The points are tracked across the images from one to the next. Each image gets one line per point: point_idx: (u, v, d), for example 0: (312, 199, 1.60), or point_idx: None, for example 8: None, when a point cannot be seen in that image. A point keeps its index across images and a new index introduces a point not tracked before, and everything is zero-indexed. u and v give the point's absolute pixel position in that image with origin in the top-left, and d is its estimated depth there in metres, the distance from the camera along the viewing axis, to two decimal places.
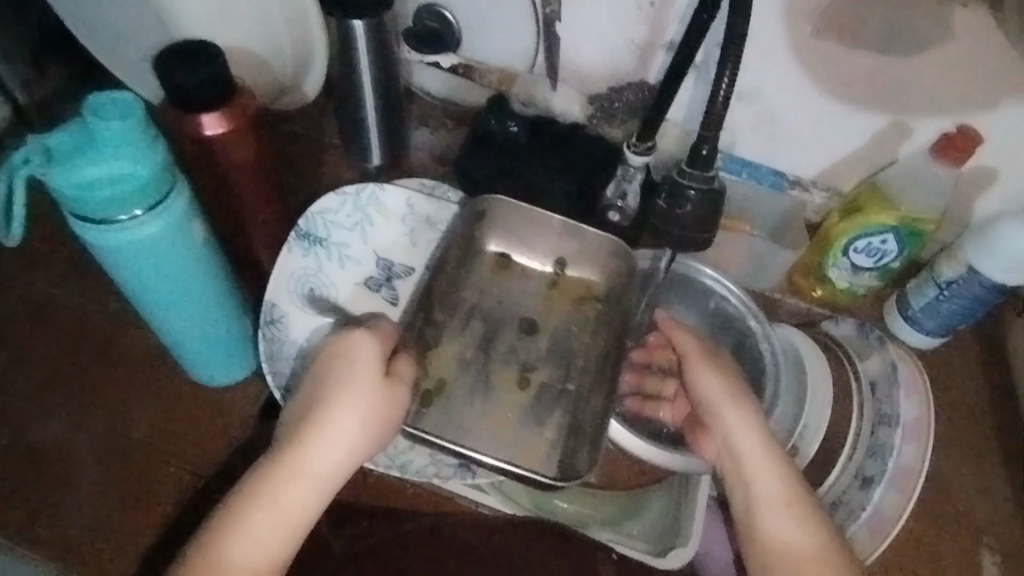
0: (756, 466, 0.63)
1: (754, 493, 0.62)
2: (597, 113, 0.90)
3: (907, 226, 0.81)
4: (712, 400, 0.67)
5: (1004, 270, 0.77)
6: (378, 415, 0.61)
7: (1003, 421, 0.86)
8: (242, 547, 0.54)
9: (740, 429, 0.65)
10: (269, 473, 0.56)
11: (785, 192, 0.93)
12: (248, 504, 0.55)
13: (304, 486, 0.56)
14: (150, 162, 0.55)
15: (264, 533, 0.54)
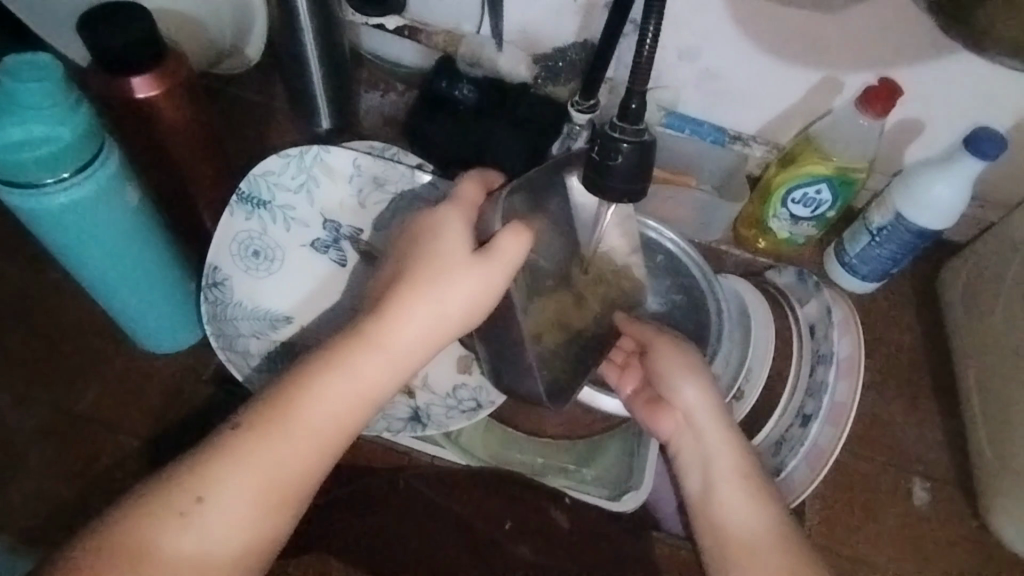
0: (710, 436, 0.65)
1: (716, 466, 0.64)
2: (541, 73, 0.91)
3: (840, 176, 0.85)
4: (667, 374, 0.68)
5: (925, 214, 0.82)
6: (476, 289, 0.58)
7: (933, 358, 0.91)
8: (313, 413, 0.54)
9: (693, 406, 0.67)
10: (342, 345, 0.56)
11: (727, 147, 0.95)
12: (327, 372, 0.55)
13: (379, 362, 0.57)
14: (71, 121, 0.55)
15: (335, 404, 0.55)
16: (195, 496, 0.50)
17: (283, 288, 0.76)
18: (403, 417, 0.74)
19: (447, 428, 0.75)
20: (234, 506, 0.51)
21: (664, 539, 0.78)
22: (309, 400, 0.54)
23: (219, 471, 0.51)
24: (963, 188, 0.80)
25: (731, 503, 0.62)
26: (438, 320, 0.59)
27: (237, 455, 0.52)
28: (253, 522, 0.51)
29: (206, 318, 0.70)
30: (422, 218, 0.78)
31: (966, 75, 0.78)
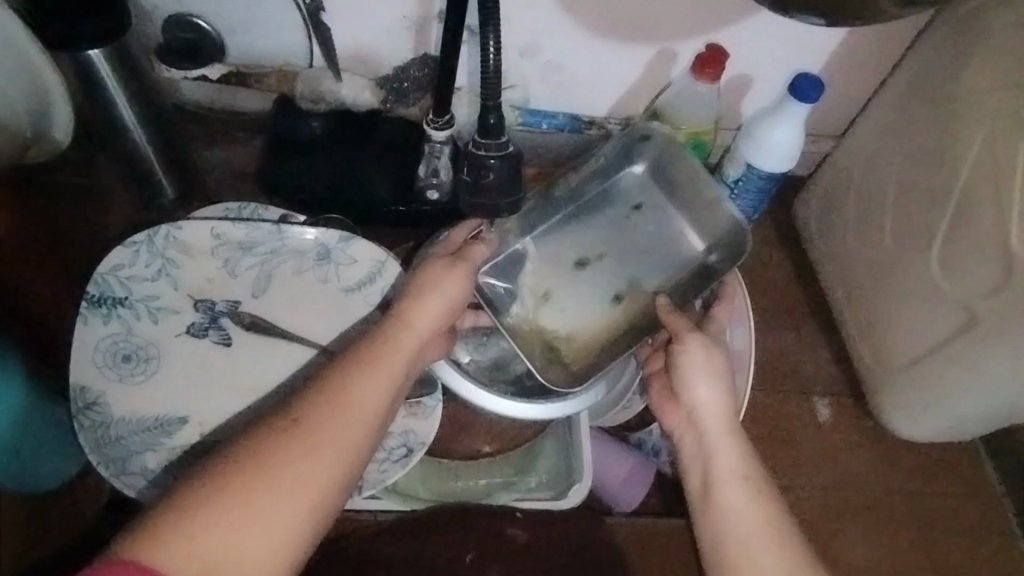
0: (713, 427, 0.63)
1: (719, 455, 0.61)
2: (389, 96, 0.89)
3: (691, 141, 0.89)
4: (685, 372, 0.65)
5: (771, 159, 0.87)
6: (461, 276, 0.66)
7: (807, 285, 0.99)
8: (374, 377, 0.56)
9: (707, 403, 0.64)
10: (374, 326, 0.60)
11: (584, 132, 0.99)
12: (376, 346, 0.59)
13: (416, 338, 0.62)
14: None
15: (390, 366, 0.58)
16: (285, 446, 0.50)
17: (165, 386, 0.68)
18: None
19: (385, 483, 0.73)
20: (320, 453, 0.50)
21: (617, 522, 0.79)
22: (372, 361, 0.57)
23: (304, 421, 0.52)
24: (796, 130, 0.86)
25: (731, 494, 0.59)
26: (455, 301, 0.66)
27: (318, 409, 0.52)
28: (333, 469, 0.50)
29: (86, 448, 0.64)
30: (302, 272, 0.74)
31: (780, 28, 0.85)
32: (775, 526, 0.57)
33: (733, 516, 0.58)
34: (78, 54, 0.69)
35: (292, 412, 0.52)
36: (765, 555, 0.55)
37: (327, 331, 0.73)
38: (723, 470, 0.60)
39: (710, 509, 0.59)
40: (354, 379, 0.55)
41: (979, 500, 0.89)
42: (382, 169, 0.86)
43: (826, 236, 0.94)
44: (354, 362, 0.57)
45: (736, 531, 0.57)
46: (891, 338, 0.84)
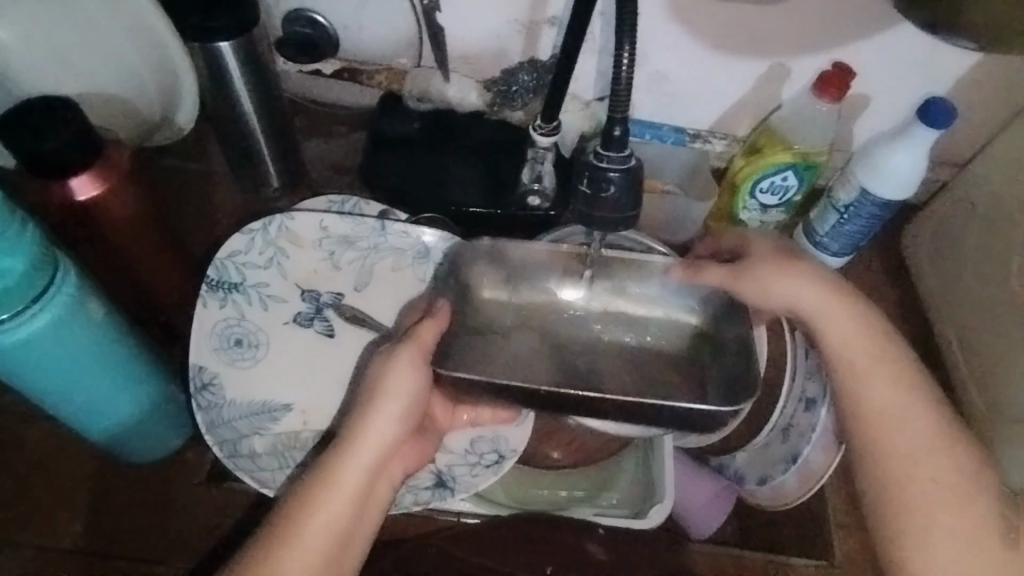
0: (880, 402, 0.59)
1: (883, 437, 0.58)
2: (496, 98, 0.89)
3: (803, 162, 0.86)
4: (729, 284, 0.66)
5: (888, 185, 0.83)
6: (419, 372, 0.61)
7: (914, 320, 0.94)
8: (310, 538, 0.53)
9: (856, 329, 0.62)
10: (326, 464, 0.56)
11: (687, 146, 0.96)
12: (314, 489, 0.55)
13: (360, 473, 0.57)
14: (21, 254, 0.52)
15: (330, 519, 0.54)
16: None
17: (274, 373, 0.70)
18: (429, 485, 0.72)
19: (477, 488, 0.72)
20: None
21: (699, 546, 0.79)
22: (328, 485, 0.55)
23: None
24: (919, 158, 0.82)
25: (920, 465, 0.57)
26: (400, 422, 0.60)
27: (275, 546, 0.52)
28: None
29: (201, 428, 0.66)
30: (400, 269, 0.75)
31: (910, 46, 0.80)
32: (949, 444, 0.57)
33: (906, 462, 0.57)
34: (210, 46, 0.72)
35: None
36: (928, 472, 0.56)
37: None
38: (909, 420, 0.58)
39: (867, 448, 0.59)
40: (313, 510, 0.54)
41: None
42: (481, 173, 0.86)
43: (939, 272, 0.90)
44: (280, 525, 0.53)
45: (916, 476, 0.56)
46: (1014, 385, 0.78)
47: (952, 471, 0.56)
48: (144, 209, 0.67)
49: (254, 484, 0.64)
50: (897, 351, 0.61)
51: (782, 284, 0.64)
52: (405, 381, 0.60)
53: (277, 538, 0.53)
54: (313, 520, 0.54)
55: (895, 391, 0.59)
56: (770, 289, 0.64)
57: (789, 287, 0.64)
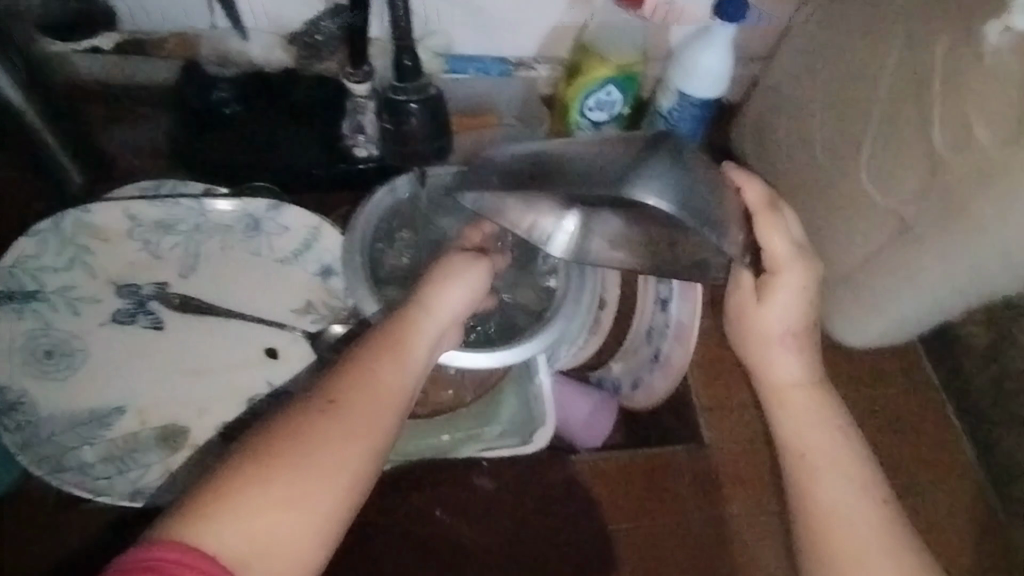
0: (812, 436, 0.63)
1: (810, 461, 0.62)
2: (302, 52, 0.83)
3: (621, 74, 0.88)
4: (765, 334, 0.66)
5: (702, 84, 0.87)
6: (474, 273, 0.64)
7: None
8: (374, 389, 0.53)
9: (791, 364, 0.66)
10: (386, 336, 0.57)
11: (514, 75, 0.95)
12: (380, 349, 0.56)
13: (419, 352, 0.58)
14: None
15: (391, 381, 0.54)
16: (275, 463, 0.47)
17: (102, 379, 0.65)
18: None
19: None
20: (326, 465, 0.48)
21: (582, 458, 0.79)
22: (391, 351, 0.56)
23: (340, 406, 0.51)
24: (725, 52, 0.86)
25: (822, 477, 0.61)
26: (449, 316, 0.61)
27: (341, 393, 0.51)
28: (346, 460, 0.49)
29: (15, 450, 0.61)
30: (229, 246, 0.72)
31: None
32: (889, 527, 0.58)
33: (832, 512, 0.59)
34: None
35: (327, 398, 0.51)
36: (858, 526, 0.58)
37: (260, 305, 0.71)
38: (827, 478, 0.61)
39: (799, 486, 0.61)
40: (376, 368, 0.54)
41: (939, 398, 0.89)
42: (305, 133, 0.82)
43: (761, 160, 0.96)
44: (379, 346, 0.56)
45: (837, 489, 0.60)
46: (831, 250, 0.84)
47: (877, 529, 0.58)
48: None
49: (86, 494, 0.60)
50: (811, 374, 0.66)
51: (749, 309, 0.67)
52: (463, 279, 0.62)
53: (341, 389, 0.52)
54: (374, 379, 0.53)
55: (826, 439, 0.63)
56: (762, 314, 0.66)
57: (781, 294, 0.65)
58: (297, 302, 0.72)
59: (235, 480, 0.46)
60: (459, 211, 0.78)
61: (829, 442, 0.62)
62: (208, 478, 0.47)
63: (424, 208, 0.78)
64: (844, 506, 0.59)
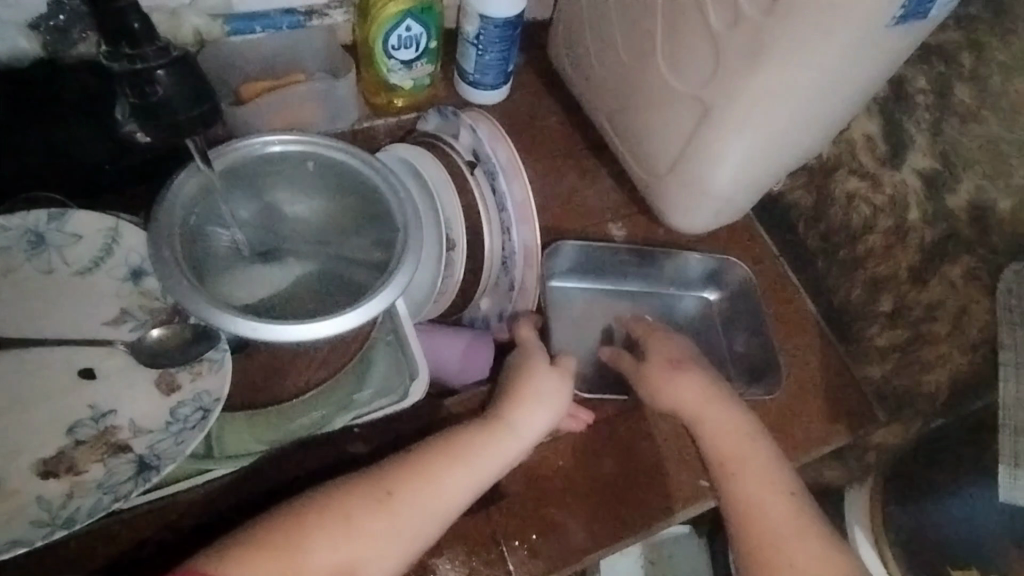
0: (719, 424, 0.71)
1: (732, 469, 0.68)
2: (52, 39, 0.75)
3: (416, 5, 0.85)
4: (651, 377, 0.76)
5: (501, 4, 0.85)
6: (559, 396, 0.72)
7: (578, 124, 1.00)
8: (430, 494, 0.62)
9: (691, 399, 0.73)
10: (464, 435, 0.67)
11: (307, 25, 0.90)
12: (453, 448, 0.65)
13: (495, 469, 0.66)
14: None
15: (447, 490, 0.63)
16: (308, 528, 0.59)
17: None
18: (131, 474, 0.60)
19: (186, 453, 0.60)
20: (342, 548, 0.59)
21: (455, 400, 0.79)
22: (462, 456, 0.65)
23: (388, 502, 0.61)
24: None
25: (759, 498, 0.66)
26: (535, 434, 0.70)
27: (396, 483, 0.62)
28: (361, 557, 0.59)
29: None
30: (12, 270, 0.66)
31: None
32: (794, 506, 0.65)
33: (757, 500, 0.66)
34: None
35: (381, 493, 0.61)
36: (783, 508, 0.65)
37: (65, 324, 0.65)
38: (753, 474, 0.67)
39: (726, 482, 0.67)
40: (441, 468, 0.64)
41: (776, 262, 0.96)
42: (76, 125, 0.74)
43: (578, 73, 0.96)
44: (449, 446, 0.66)
45: (767, 520, 0.64)
46: (651, 145, 0.86)
47: (782, 504, 0.65)
48: None
49: None
50: (706, 393, 0.73)
51: (650, 374, 0.76)
52: (541, 386, 0.72)
53: (397, 481, 0.62)
54: (434, 484, 0.63)
55: (732, 445, 0.69)
56: (662, 391, 0.74)
57: (663, 341, 0.80)
58: (108, 314, 0.67)
59: (284, 529, 0.58)
60: (254, 195, 0.76)
61: (782, 475, 0.67)
62: (279, 510, 0.61)
63: (236, 180, 0.75)
64: (759, 489, 0.66)
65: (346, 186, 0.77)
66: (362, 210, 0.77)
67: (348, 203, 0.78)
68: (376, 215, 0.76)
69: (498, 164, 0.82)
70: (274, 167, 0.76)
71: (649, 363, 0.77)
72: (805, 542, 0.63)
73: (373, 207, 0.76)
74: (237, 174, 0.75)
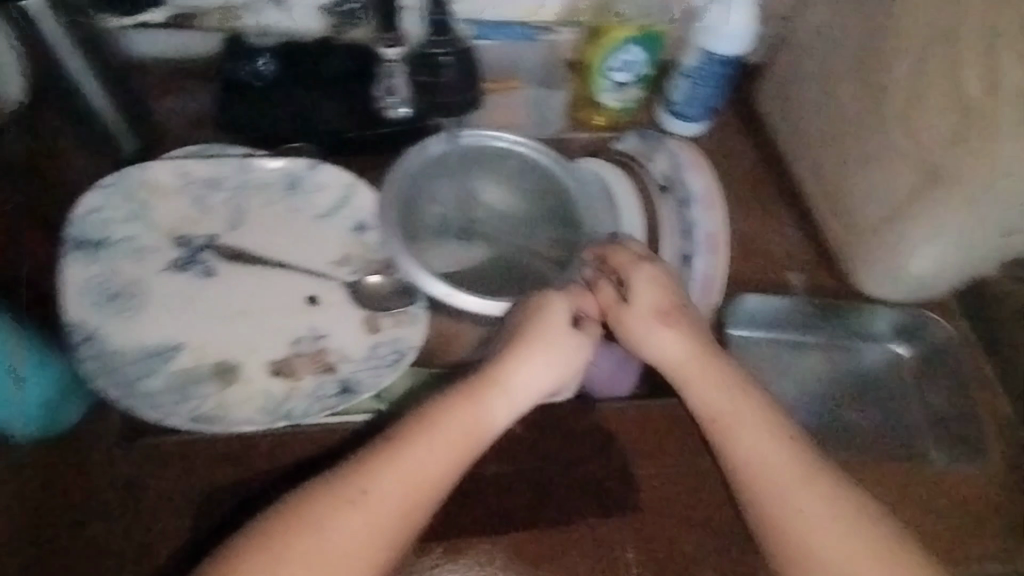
0: (722, 402, 0.66)
1: (756, 484, 0.62)
2: (335, 21, 0.86)
3: (642, 34, 0.91)
4: (650, 349, 0.71)
5: (726, 42, 0.89)
6: (566, 360, 0.68)
7: (774, 170, 1.01)
8: (402, 476, 0.58)
9: (701, 400, 0.67)
10: (431, 410, 0.62)
11: (538, 40, 0.97)
12: (421, 427, 0.60)
13: (498, 429, 0.64)
14: None
15: (436, 463, 0.59)
16: (291, 533, 0.54)
17: (156, 323, 0.70)
18: (335, 393, 0.69)
19: (382, 386, 0.70)
20: (335, 534, 0.54)
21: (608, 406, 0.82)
22: (432, 429, 0.60)
23: (392, 474, 0.58)
24: (746, 9, 0.87)
25: (789, 517, 0.59)
26: (528, 400, 0.66)
27: (350, 480, 0.57)
28: (355, 541, 0.55)
29: (92, 376, 0.66)
30: (270, 202, 0.78)
31: None
32: (864, 515, 0.59)
33: (793, 512, 0.59)
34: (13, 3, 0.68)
35: (360, 484, 0.57)
36: (837, 510, 0.59)
37: (303, 256, 0.77)
38: (791, 477, 0.61)
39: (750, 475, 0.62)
40: (408, 453, 0.59)
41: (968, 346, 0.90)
42: (334, 97, 0.86)
43: (786, 120, 0.97)
44: (458, 400, 0.63)
45: (825, 518, 0.59)
46: (858, 202, 0.85)
47: (845, 509, 0.59)
48: None
49: (149, 418, 0.65)
50: (727, 390, 0.67)
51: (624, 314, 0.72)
52: (576, 329, 0.69)
53: (365, 467, 0.58)
54: (410, 449, 0.59)
55: (786, 453, 0.62)
56: (637, 334, 0.71)
57: (639, 290, 0.72)
58: (336, 254, 0.77)
59: (272, 538, 0.54)
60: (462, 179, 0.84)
61: (826, 488, 0.60)
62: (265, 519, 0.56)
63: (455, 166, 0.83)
64: (815, 518, 0.59)
65: (546, 189, 0.84)
66: (557, 212, 0.83)
67: (545, 203, 0.84)
68: (569, 220, 0.82)
69: (694, 192, 0.86)
70: (489, 159, 0.84)
71: (640, 277, 0.72)
72: (863, 545, 0.58)
73: (567, 211, 0.83)
74: (460, 160, 0.83)
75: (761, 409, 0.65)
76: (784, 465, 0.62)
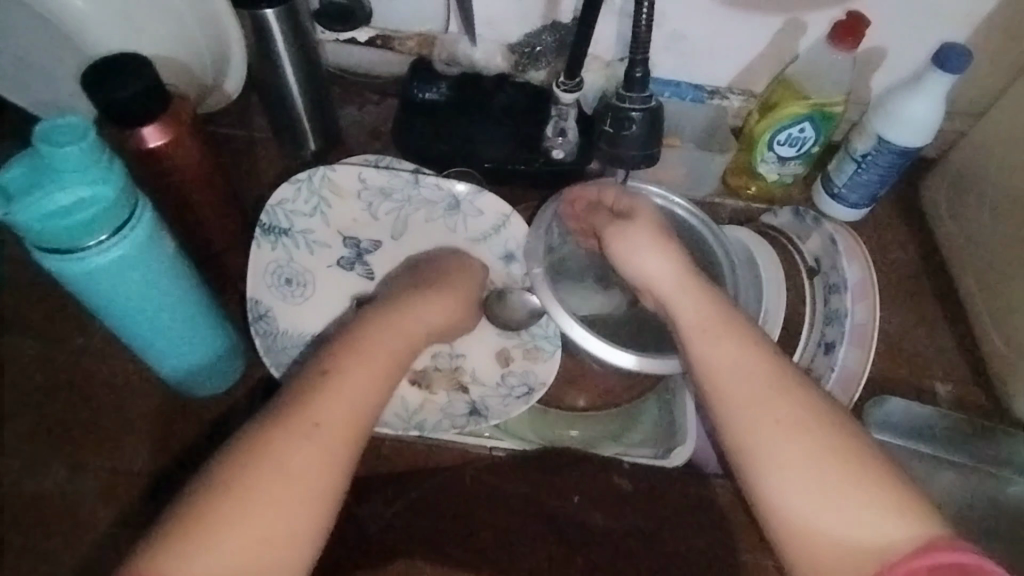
0: (730, 385, 0.58)
1: (757, 444, 0.54)
2: (521, 61, 0.92)
3: (820, 112, 0.87)
4: (666, 289, 0.67)
5: (907, 133, 0.86)
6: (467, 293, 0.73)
7: (934, 271, 0.96)
8: (304, 441, 0.54)
9: (713, 353, 0.60)
10: (308, 376, 0.58)
11: (706, 103, 0.99)
12: (309, 388, 0.57)
13: (378, 358, 0.61)
14: (110, 184, 0.57)
15: (328, 424, 0.55)
16: (222, 508, 0.50)
17: (319, 311, 0.78)
18: (465, 413, 0.77)
19: (506, 415, 0.77)
20: (297, 480, 0.52)
21: (725, 485, 0.79)
22: (323, 386, 0.57)
23: (290, 446, 0.54)
24: (937, 103, 0.84)
25: (793, 473, 0.53)
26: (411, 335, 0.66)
27: (255, 447, 0.53)
28: (308, 487, 0.52)
29: (262, 352, 0.75)
30: (432, 219, 0.82)
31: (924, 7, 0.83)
32: (852, 458, 0.52)
33: (815, 490, 0.52)
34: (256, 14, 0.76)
35: (309, 422, 0.54)
36: (834, 472, 0.52)
37: None
38: (794, 454, 0.53)
39: (744, 462, 0.55)
40: (292, 417, 0.55)
41: None
42: (504, 129, 0.90)
43: (958, 222, 0.92)
44: (332, 366, 0.59)
45: (835, 496, 0.51)
46: None
47: (836, 463, 0.52)
48: (200, 163, 0.74)
49: None
50: (717, 316, 0.62)
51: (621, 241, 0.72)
52: (643, 241, 0.70)
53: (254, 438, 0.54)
54: (309, 410, 0.55)
55: (771, 411, 0.55)
56: (628, 255, 0.71)
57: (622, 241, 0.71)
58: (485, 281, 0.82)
59: (210, 514, 0.49)
60: None
61: (803, 419, 0.54)
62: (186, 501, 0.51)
63: None
64: (808, 488, 0.52)
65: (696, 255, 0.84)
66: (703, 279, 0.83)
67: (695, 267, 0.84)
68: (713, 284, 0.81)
69: (846, 280, 0.83)
70: None
71: (636, 230, 0.71)
72: (861, 517, 0.50)
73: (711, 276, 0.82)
74: None
75: (757, 359, 0.59)
76: (768, 416, 0.55)
